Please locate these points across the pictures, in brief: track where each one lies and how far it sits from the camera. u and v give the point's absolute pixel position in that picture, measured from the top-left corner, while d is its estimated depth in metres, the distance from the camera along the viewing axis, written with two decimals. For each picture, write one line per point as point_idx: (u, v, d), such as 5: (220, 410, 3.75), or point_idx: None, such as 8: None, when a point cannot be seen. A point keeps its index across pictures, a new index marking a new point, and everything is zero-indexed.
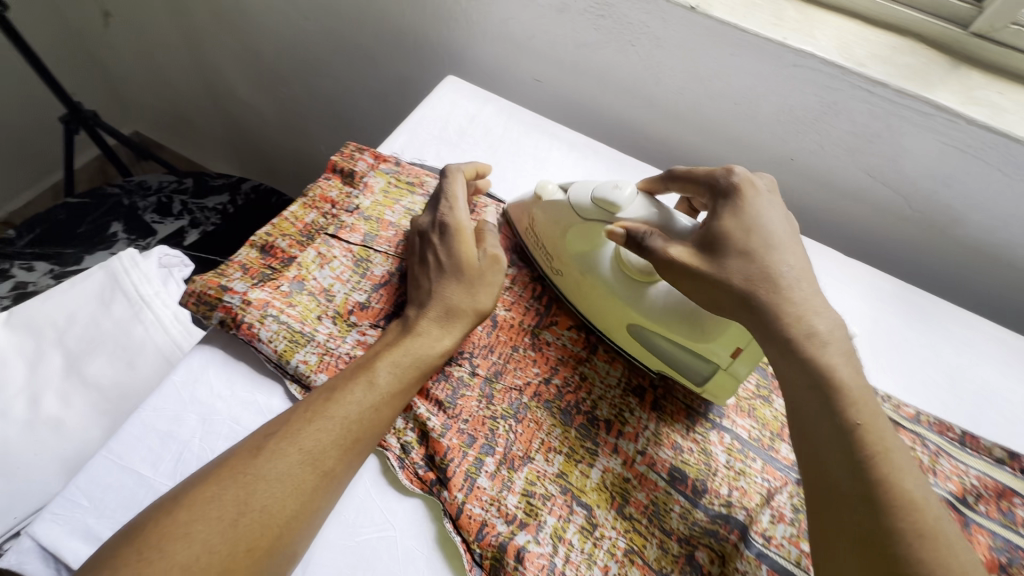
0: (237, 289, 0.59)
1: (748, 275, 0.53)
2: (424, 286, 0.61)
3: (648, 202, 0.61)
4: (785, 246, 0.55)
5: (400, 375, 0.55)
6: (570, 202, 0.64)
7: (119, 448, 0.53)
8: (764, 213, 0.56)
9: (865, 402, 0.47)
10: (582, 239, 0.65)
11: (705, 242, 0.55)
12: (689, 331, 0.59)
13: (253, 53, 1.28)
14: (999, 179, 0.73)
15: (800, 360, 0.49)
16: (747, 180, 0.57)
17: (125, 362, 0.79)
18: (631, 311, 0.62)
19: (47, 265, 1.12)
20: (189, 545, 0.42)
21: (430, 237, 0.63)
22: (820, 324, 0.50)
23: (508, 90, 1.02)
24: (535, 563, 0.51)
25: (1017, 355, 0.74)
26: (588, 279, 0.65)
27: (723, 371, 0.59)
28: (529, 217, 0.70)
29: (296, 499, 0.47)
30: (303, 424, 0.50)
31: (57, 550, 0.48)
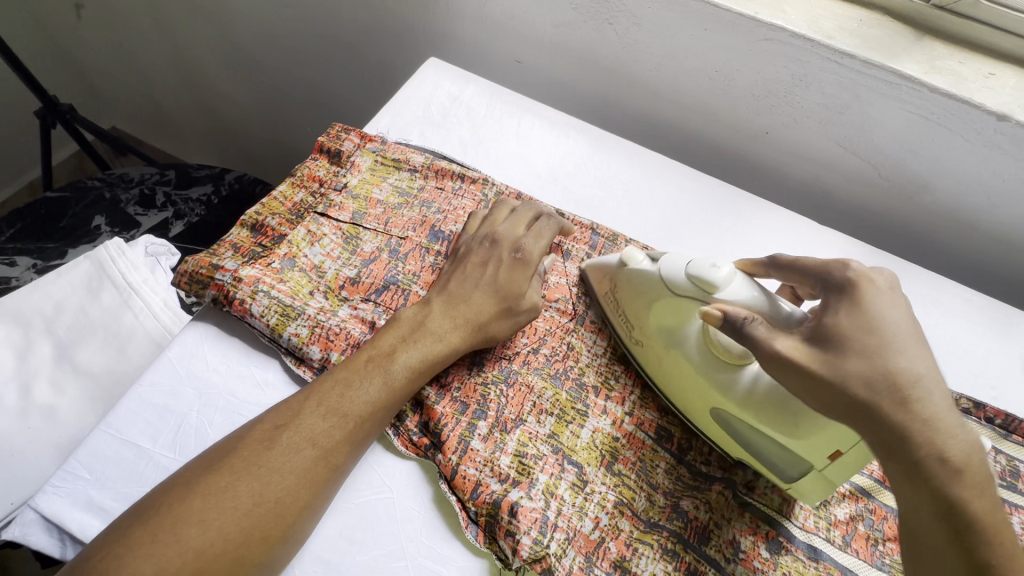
0: (227, 267, 0.60)
1: (869, 380, 0.45)
2: (469, 296, 0.59)
3: (750, 283, 0.55)
4: (911, 348, 0.47)
5: (415, 373, 0.55)
6: (660, 274, 0.59)
7: (117, 423, 0.54)
8: (887, 313, 0.48)
9: (1002, 541, 0.41)
10: (670, 312, 0.59)
11: (815, 337, 0.49)
12: (782, 426, 0.52)
13: (233, 42, 1.27)
14: (960, 145, 0.76)
15: (923, 483, 0.43)
16: (862, 274, 0.51)
17: (116, 348, 0.80)
18: (716, 395, 0.56)
19: (29, 259, 1.13)
20: (205, 531, 0.43)
21: (500, 252, 0.62)
22: (952, 448, 0.43)
23: (489, 72, 1.04)
24: (529, 516, 0.53)
25: (981, 312, 0.78)
26: (672, 356, 0.60)
27: (817, 473, 0.53)
28: (610, 280, 0.65)
29: (309, 491, 0.48)
30: (317, 418, 0.50)
31: (61, 521, 0.49)
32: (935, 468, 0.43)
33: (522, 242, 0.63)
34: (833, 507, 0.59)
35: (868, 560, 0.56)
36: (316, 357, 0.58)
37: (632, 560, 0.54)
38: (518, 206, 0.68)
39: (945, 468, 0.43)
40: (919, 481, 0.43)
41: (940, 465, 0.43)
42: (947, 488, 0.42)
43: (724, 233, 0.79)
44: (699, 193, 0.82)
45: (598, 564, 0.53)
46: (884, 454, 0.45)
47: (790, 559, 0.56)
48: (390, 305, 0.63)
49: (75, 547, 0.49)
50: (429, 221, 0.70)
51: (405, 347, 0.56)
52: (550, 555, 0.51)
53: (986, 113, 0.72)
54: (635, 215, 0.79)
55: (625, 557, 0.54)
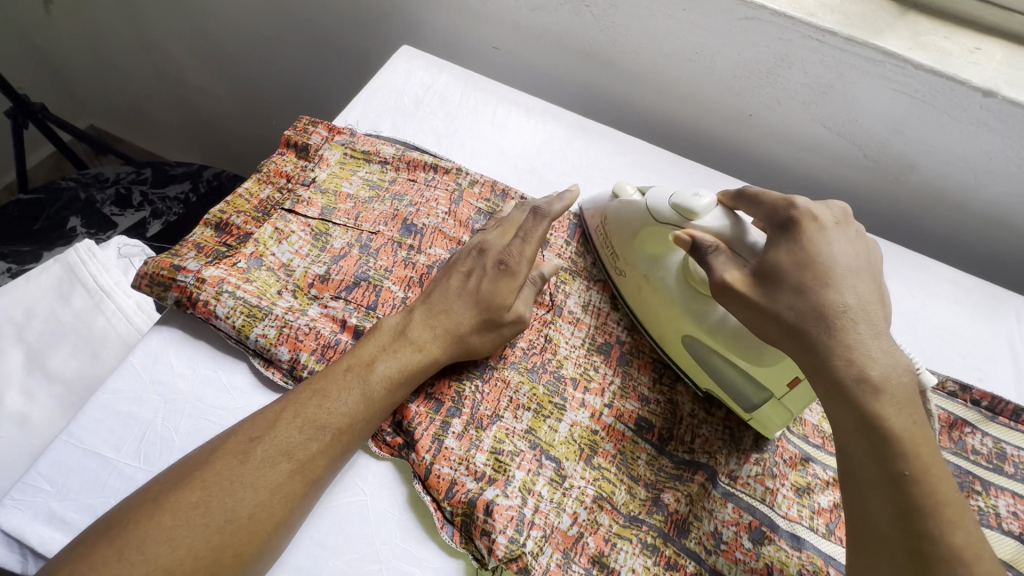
0: (190, 268, 0.58)
1: (800, 310, 0.48)
2: (450, 307, 0.58)
3: (727, 214, 0.56)
4: (846, 281, 0.48)
5: (395, 386, 0.53)
6: (646, 204, 0.62)
7: (79, 432, 0.52)
8: (826, 249, 0.50)
9: (918, 455, 0.42)
10: (654, 240, 0.63)
11: (758, 271, 0.51)
12: (745, 350, 0.55)
13: (206, 35, 1.24)
14: (946, 123, 0.74)
15: (845, 402, 0.45)
16: (808, 213, 0.52)
17: (88, 353, 0.79)
18: (685, 318, 0.59)
19: (2, 264, 1.08)
20: (173, 549, 0.42)
21: (484, 263, 0.60)
22: (872, 369, 0.45)
23: (467, 60, 1.01)
24: (504, 515, 0.51)
25: (968, 292, 0.77)
26: (651, 284, 0.63)
27: (774, 401, 0.56)
28: (601, 217, 0.69)
29: (285, 506, 0.47)
30: (294, 431, 0.49)
31: (22, 536, 0.47)
32: (857, 389, 0.44)
33: (507, 252, 0.60)
34: (816, 495, 0.58)
35: None
36: (284, 358, 0.56)
37: (611, 556, 0.52)
38: (514, 212, 0.65)
39: (864, 387, 0.44)
40: (841, 401, 0.45)
41: (860, 385, 0.44)
42: (865, 407, 0.44)
43: None
44: (681, 179, 0.80)
45: (576, 560, 0.52)
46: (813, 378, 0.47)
47: (773, 549, 0.55)
48: (362, 302, 0.61)
49: (37, 561, 0.48)
50: (401, 214, 0.68)
51: (385, 355, 0.54)
52: (526, 554, 0.50)
53: (972, 89, 0.70)
54: None
55: (604, 553, 0.53)
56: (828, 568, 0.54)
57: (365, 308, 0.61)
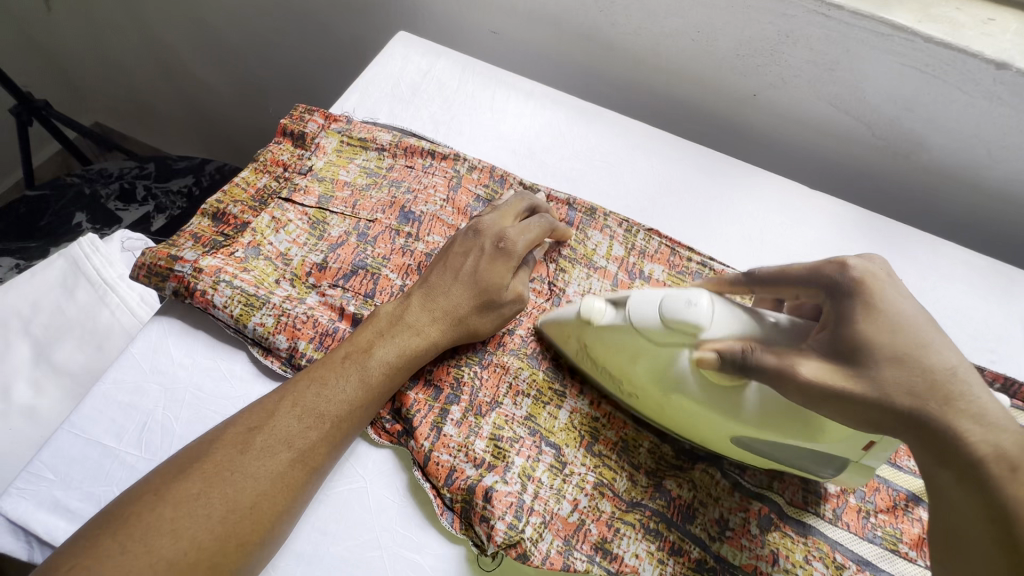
0: (187, 258, 0.58)
1: (912, 387, 0.42)
2: (449, 289, 0.57)
3: (730, 306, 0.49)
4: (934, 339, 0.44)
5: (393, 370, 0.53)
6: (628, 321, 0.52)
7: (81, 422, 0.52)
8: (900, 306, 0.44)
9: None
10: (653, 362, 0.52)
11: (838, 349, 0.44)
12: (808, 433, 0.49)
13: (205, 27, 1.23)
14: (958, 98, 0.72)
15: (973, 481, 0.39)
16: (866, 272, 0.46)
17: (94, 346, 0.80)
18: (734, 425, 0.50)
19: (11, 260, 1.11)
20: (175, 541, 0.42)
21: (482, 242, 0.59)
22: (1007, 443, 0.39)
23: (466, 44, 0.99)
24: (503, 501, 0.51)
25: (981, 273, 0.75)
26: (672, 401, 0.52)
27: (855, 463, 0.52)
28: (576, 339, 0.57)
29: (286, 496, 0.47)
30: (293, 419, 0.49)
31: (27, 523, 0.48)
32: (991, 467, 0.39)
33: (506, 232, 0.59)
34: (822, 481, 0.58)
35: (859, 533, 0.55)
36: (282, 346, 0.56)
37: (613, 542, 0.52)
38: (508, 200, 0.64)
39: (1003, 467, 0.39)
40: (968, 480, 0.40)
41: (995, 462, 0.39)
42: (999, 487, 0.38)
43: (708, 202, 0.76)
44: (683, 162, 0.79)
45: (578, 547, 0.51)
46: (934, 453, 0.41)
47: (779, 536, 0.54)
48: (360, 290, 0.61)
49: (43, 548, 0.48)
50: (399, 202, 0.67)
51: (382, 342, 0.54)
52: (525, 539, 0.50)
53: (985, 62, 0.67)
54: (616, 187, 0.76)
55: (605, 538, 0.52)
56: (834, 553, 0.54)
57: (363, 296, 0.61)
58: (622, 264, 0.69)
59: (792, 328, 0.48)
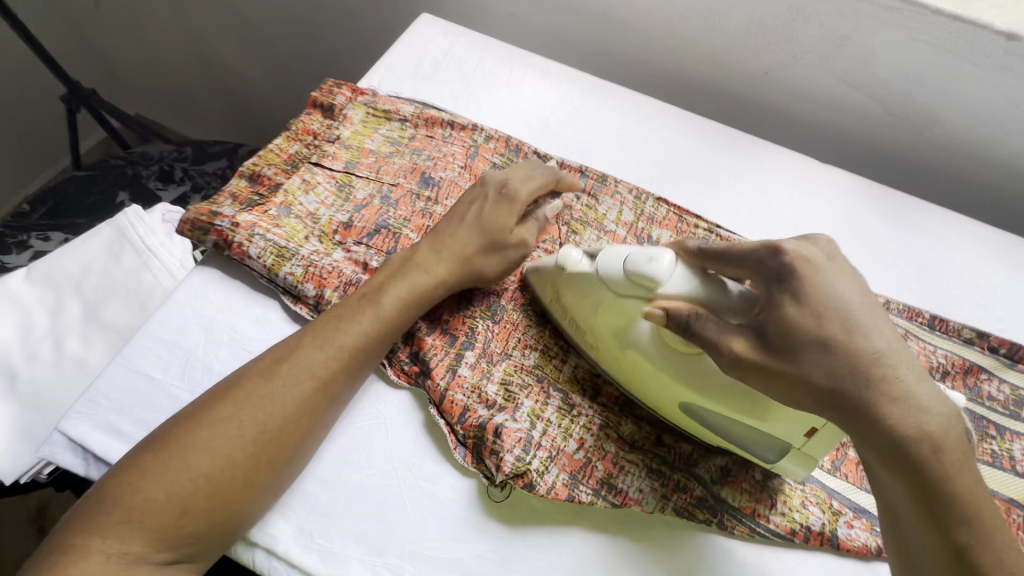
0: (226, 214, 0.63)
1: (834, 369, 0.42)
2: (455, 231, 0.61)
3: (691, 268, 0.49)
4: (866, 323, 0.43)
5: (406, 306, 0.57)
6: (598, 274, 0.53)
7: (131, 356, 0.57)
8: (831, 291, 0.43)
9: (984, 519, 0.40)
10: (613, 313, 0.53)
11: (767, 331, 0.44)
12: (753, 412, 0.49)
13: (242, 19, 1.31)
14: (969, 71, 0.73)
15: (900, 466, 0.41)
16: (799, 256, 0.44)
17: (138, 305, 0.87)
18: (685, 390, 0.51)
19: (61, 235, 1.20)
20: (211, 457, 0.47)
21: (486, 189, 0.63)
22: (929, 425, 0.40)
23: (486, 28, 1.03)
24: (512, 437, 0.54)
25: (993, 243, 0.76)
26: (629, 356, 0.54)
27: (796, 450, 0.51)
28: (552, 286, 0.59)
29: (309, 420, 0.51)
30: (314, 351, 0.52)
31: (85, 441, 0.53)
32: (916, 449, 0.40)
33: (510, 179, 0.63)
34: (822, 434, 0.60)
35: (856, 483, 0.57)
36: (310, 294, 0.60)
37: (619, 477, 0.55)
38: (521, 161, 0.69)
39: (924, 448, 0.40)
40: (892, 465, 0.41)
41: (920, 445, 0.40)
42: (925, 471, 0.40)
43: (716, 174, 0.78)
44: (694, 136, 0.81)
45: (584, 482, 0.54)
46: (860, 437, 0.42)
47: (777, 483, 0.56)
48: (382, 247, 0.65)
49: (98, 465, 0.53)
50: (419, 168, 0.72)
51: (395, 281, 0.58)
52: (531, 470, 0.53)
53: (995, 34, 0.69)
54: (627, 158, 0.79)
55: (611, 475, 0.55)
56: (831, 500, 0.56)
57: (384, 253, 0.65)
58: (632, 229, 0.72)
59: (741, 299, 0.47)
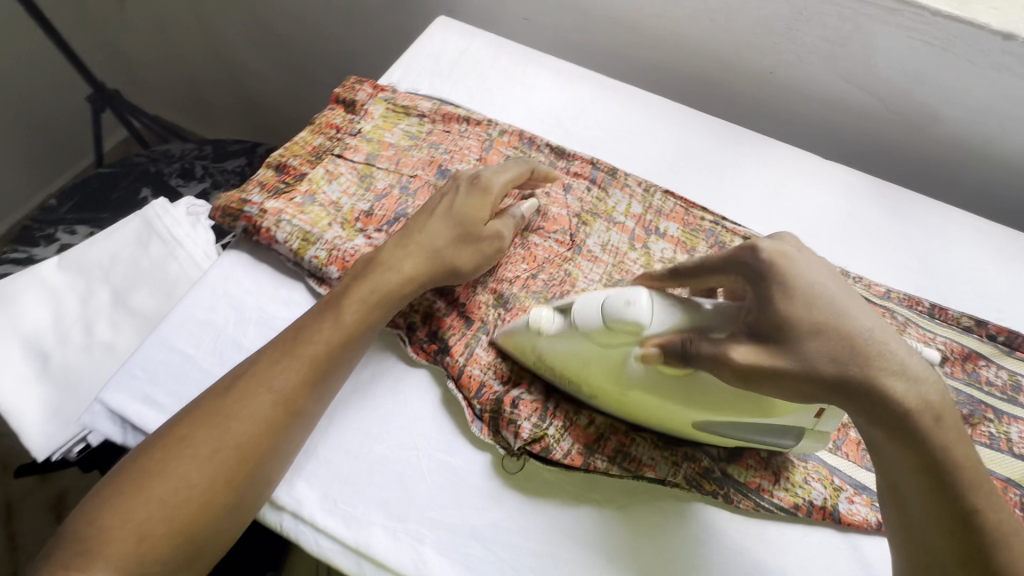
0: (255, 201, 0.67)
1: (836, 354, 0.43)
2: (426, 225, 0.62)
3: (666, 301, 0.49)
4: (851, 307, 0.44)
5: (366, 313, 0.57)
6: (574, 327, 0.51)
7: (166, 332, 0.61)
8: (813, 280, 0.45)
9: (978, 481, 0.43)
10: (604, 362, 0.52)
11: (764, 328, 0.45)
12: (767, 410, 0.50)
13: (262, 22, 1.35)
14: (967, 70, 0.76)
15: (907, 439, 0.43)
16: (774, 252, 0.47)
17: (164, 293, 0.90)
18: (696, 410, 0.51)
19: (86, 228, 1.24)
20: (168, 481, 0.47)
21: (458, 185, 0.65)
22: (929, 396, 0.43)
23: (499, 30, 1.07)
24: (528, 406, 0.58)
25: (993, 235, 0.78)
26: (630, 392, 0.53)
27: (810, 431, 0.54)
28: (530, 346, 0.56)
29: (269, 434, 0.51)
30: (272, 367, 0.53)
31: (123, 410, 0.56)
32: (921, 421, 0.42)
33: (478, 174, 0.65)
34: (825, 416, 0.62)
35: (858, 462, 0.60)
36: (334, 276, 0.64)
37: (632, 446, 0.58)
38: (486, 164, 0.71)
39: (928, 419, 0.42)
40: (900, 438, 0.43)
41: (923, 417, 0.42)
42: (931, 442, 0.42)
43: (722, 169, 0.81)
44: (701, 132, 0.84)
45: (599, 451, 0.57)
46: (867, 417, 0.43)
47: (781, 458, 0.59)
48: None
49: (134, 433, 0.57)
50: (437, 160, 0.75)
51: (354, 290, 0.58)
52: (547, 436, 0.56)
53: (991, 34, 0.71)
54: (636, 153, 0.82)
55: (625, 444, 0.58)
56: (832, 476, 0.58)
57: None
58: (640, 220, 0.74)
59: (723, 312, 0.48)
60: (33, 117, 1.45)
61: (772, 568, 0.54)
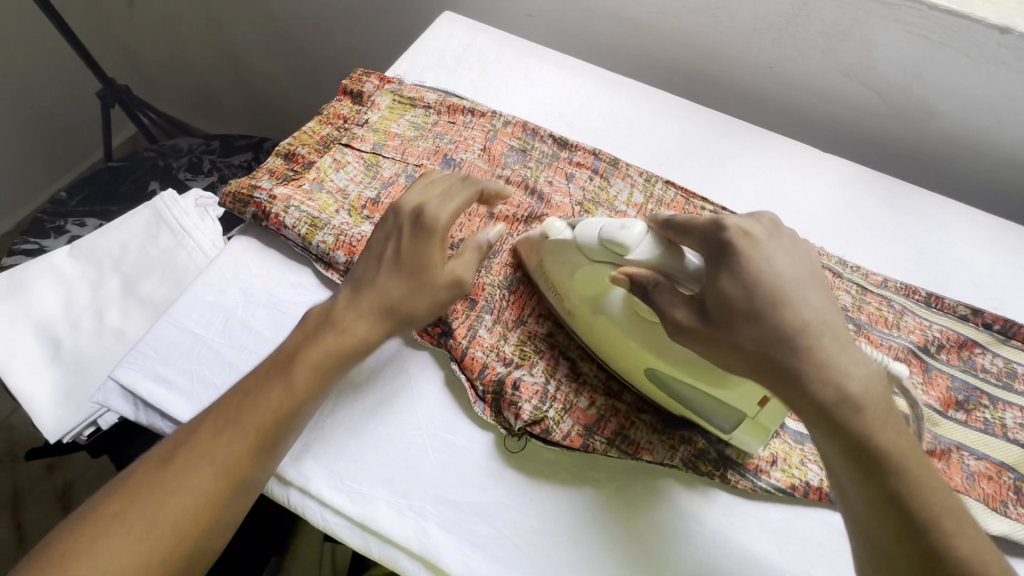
0: (264, 187, 0.68)
1: (762, 338, 0.44)
2: (374, 276, 0.55)
3: (658, 239, 0.51)
4: (795, 296, 0.45)
5: (319, 374, 0.52)
6: (576, 241, 0.56)
7: (177, 314, 0.62)
8: (766, 266, 0.45)
9: (912, 466, 0.42)
10: (591, 281, 0.57)
11: (706, 303, 0.46)
12: (709, 382, 0.51)
13: (269, 20, 1.37)
14: (964, 64, 0.77)
15: (831, 428, 0.43)
16: (738, 232, 0.47)
17: (174, 282, 0.91)
18: (646, 356, 0.55)
19: (96, 221, 1.26)
20: (94, 560, 0.43)
21: (401, 222, 0.57)
22: (850, 386, 0.43)
23: (503, 26, 1.09)
24: (529, 389, 0.58)
25: (990, 227, 0.79)
26: (599, 321, 0.57)
27: (751, 420, 0.53)
28: (538, 256, 0.62)
29: (209, 509, 0.46)
30: (215, 434, 0.48)
31: (135, 387, 0.58)
32: (841, 409, 0.43)
33: (426, 207, 0.57)
34: None
35: None
36: (341, 261, 0.65)
37: (631, 430, 0.59)
38: (443, 175, 0.62)
39: (847, 408, 0.43)
40: (826, 426, 0.43)
41: (842, 407, 0.42)
42: (850, 430, 0.42)
43: (722, 161, 0.83)
44: (701, 126, 0.86)
45: (598, 435, 0.58)
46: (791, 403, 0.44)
47: (779, 442, 0.60)
48: None
49: (147, 410, 0.58)
50: (442, 150, 0.76)
51: (308, 347, 0.53)
52: (548, 418, 0.57)
53: (988, 28, 0.73)
54: (638, 145, 0.83)
55: (624, 427, 0.59)
56: None
57: None
58: (642, 210, 0.76)
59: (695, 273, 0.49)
60: (44, 112, 1.48)
61: (769, 547, 0.55)
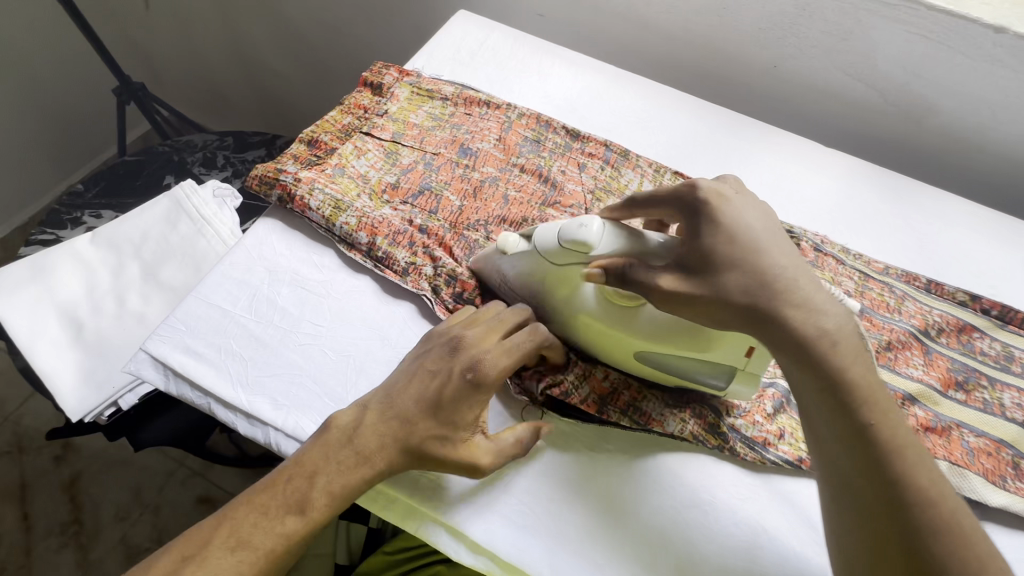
0: (290, 171, 0.71)
1: (748, 285, 0.48)
2: (405, 408, 0.52)
3: (616, 229, 0.55)
4: (769, 245, 0.50)
5: (337, 500, 0.49)
6: (536, 250, 0.58)
7: (205, 291, 0.65)
8: (739, 218, 0.51)
9: (876, 401, 0.45)
10: (559, 284, 0.58)
11: (692, 263, 0.50)
12: (698, 342, 0.55)
13: (285, 20, 1.41)
14: (961, 62, 0.80)
15: (810, 363, 0.46)
16: (711, 191, 0.52)
17: (193, 268, 0.92)
18: (634, 340, 0.56)
19: (112, 213, 1.29)
20: None
21: (453, 366, 0.53)
22: (827, 323, 0.47)
23: (515, 25, 1.12)
24: None
25: (986, 219, 0.82)
26: (581, 322, 0.59)
27: (742, 371, 0.57)
28: (498, 273, 0.63)
29: None
30: (225, 555, 0.46)
31: (165, 358, 0.60)
32: (819, 345, 0.46)
33: (481, 361, 0.53)
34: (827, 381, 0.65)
35: None
36: (363, 241, 0.67)
37: (643, 403, 0.61)
38: (495, 311, 0.59)
39: (825, 344, 0.46)
40: (805, 361, 0.46)
41: (820, 342, 0.46)
42: (825, 362, 0.45)
43: (729, 153, 0.85)
44: (707, 121, 0.89)
45: (612, 405, 0.61)
46: (774, 345, 0.48)
47: (786, 418, 0.63)
48: (425, 207, 0.72)
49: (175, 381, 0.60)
50: (459, 140, 0.79)
51: (330, 467, 0.50)
52: (566, 381, 0.60)
53: (984, 27, 0.76)
54: (647, 138, 0.86)
55: (637, 400, 0.61)
56: None
57: (427, 212, 0.71)
58: None
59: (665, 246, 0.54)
60: (60, 108, 1.50)
61: (778, 517, 0.57)
